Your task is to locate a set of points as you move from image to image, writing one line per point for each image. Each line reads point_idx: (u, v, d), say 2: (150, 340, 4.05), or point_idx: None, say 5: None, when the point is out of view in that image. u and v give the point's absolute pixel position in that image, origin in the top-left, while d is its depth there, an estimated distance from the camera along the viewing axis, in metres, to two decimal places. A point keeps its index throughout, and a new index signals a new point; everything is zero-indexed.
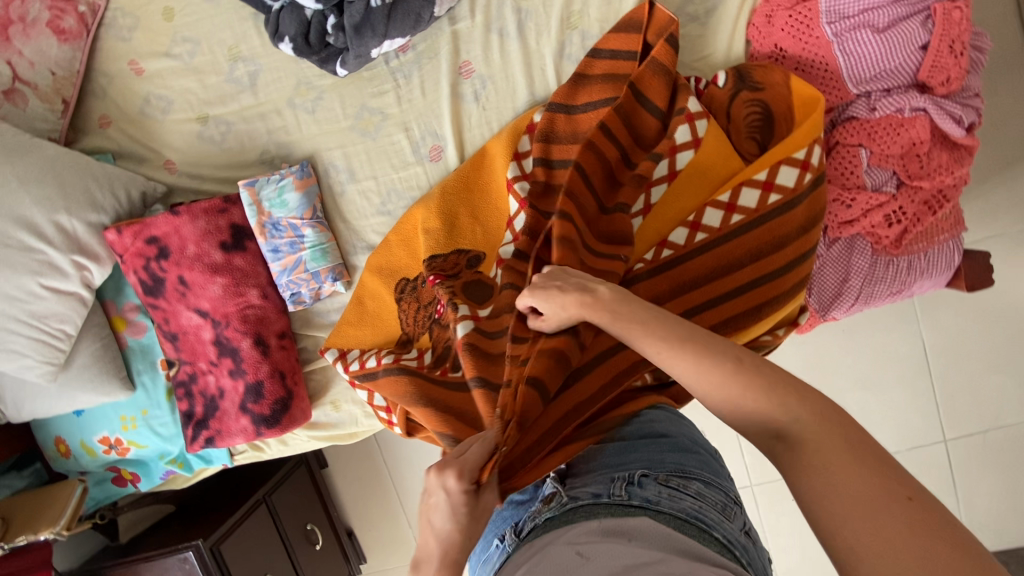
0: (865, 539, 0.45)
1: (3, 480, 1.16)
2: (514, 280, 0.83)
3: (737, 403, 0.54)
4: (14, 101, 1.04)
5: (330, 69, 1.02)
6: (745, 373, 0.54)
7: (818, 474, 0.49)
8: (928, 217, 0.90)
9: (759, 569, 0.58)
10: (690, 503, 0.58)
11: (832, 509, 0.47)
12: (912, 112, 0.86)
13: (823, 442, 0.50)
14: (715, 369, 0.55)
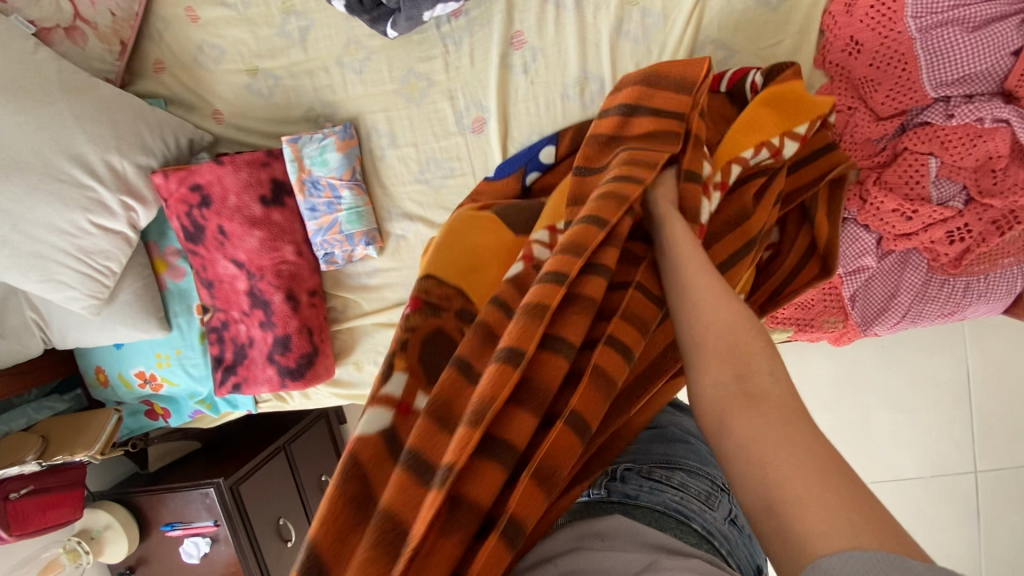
0: (802, 486, 0.36)
1: (48, 401, 1.25)
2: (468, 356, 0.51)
3: (725, 334, 0.48)
4: (74, 40, 1.05)
5: (380, 29, 0.98)
6: (746, 312, 0.49)
7: (766, 420, 0.41)
8: (996, 238, 0.83)
9: (744, 560, 0.57)
10: (670, 495, 0.58)
11: (773, 452, 0.39)
12: (993, 123, 0.79)
13: (789, 395, 0.43)
14: (721, 300, 0.50)
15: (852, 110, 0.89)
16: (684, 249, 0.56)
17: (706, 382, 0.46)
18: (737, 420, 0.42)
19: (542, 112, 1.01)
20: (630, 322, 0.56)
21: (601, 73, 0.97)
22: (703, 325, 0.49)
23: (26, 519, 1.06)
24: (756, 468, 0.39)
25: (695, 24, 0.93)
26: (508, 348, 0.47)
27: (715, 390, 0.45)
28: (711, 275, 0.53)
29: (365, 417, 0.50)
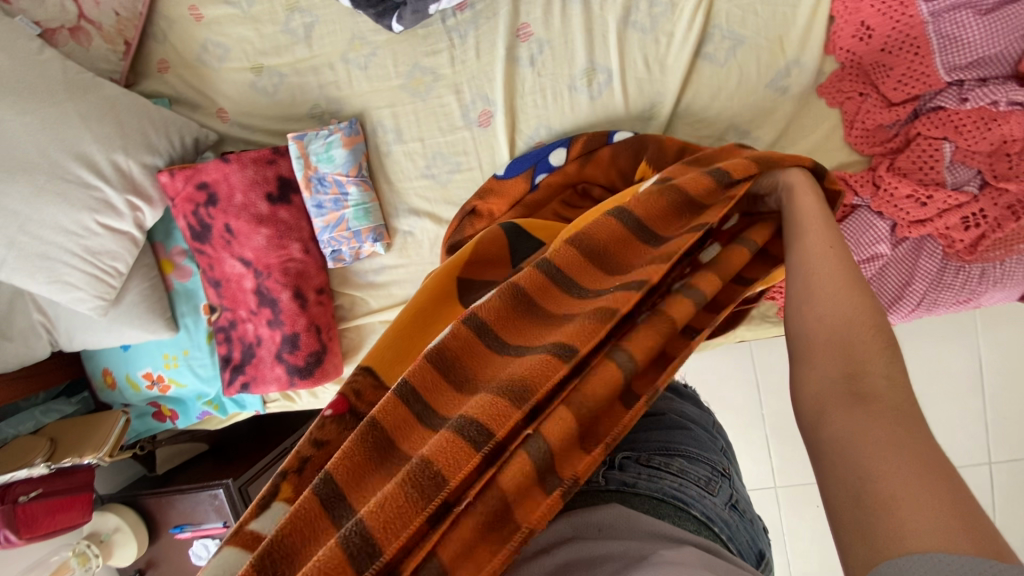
0: (887, 473, 0.37)
1: (56, 404, 1.25)
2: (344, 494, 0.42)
3: (840, 334, 0.48)
4: (79, 40, 1.06)
5: (385, 24, 0.97)
6: (872, 316, 0.49)
7: (865, 414, 0.42)
8: (1011, 223, 0.82)
9: (744, 543, 0.58)
10: (669, 482, 0.57)
11: (867, 439, 0.40)
12: (1009, 105, 0.78)
13: (903, 398, 0.42)
14: (845, 300, 0.50)
15: (862, 97, 0.88)
16: (814, 232, 0.56)
17: (813, 371, 0.48)
18: (837, 409, 0.43)
19: (549, 104, 1.00)
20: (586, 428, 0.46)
21: (608, 64, 0.96)
22: (818, 323, 0.50)
23: (35, 522, 1.06)
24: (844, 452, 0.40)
25: (704, 10, 0.91)
26: (327, 474, 0.43)
27: (821, 382, 0.46)
28: (839, 273, 0.52)
29: (216, 558, 0.43)
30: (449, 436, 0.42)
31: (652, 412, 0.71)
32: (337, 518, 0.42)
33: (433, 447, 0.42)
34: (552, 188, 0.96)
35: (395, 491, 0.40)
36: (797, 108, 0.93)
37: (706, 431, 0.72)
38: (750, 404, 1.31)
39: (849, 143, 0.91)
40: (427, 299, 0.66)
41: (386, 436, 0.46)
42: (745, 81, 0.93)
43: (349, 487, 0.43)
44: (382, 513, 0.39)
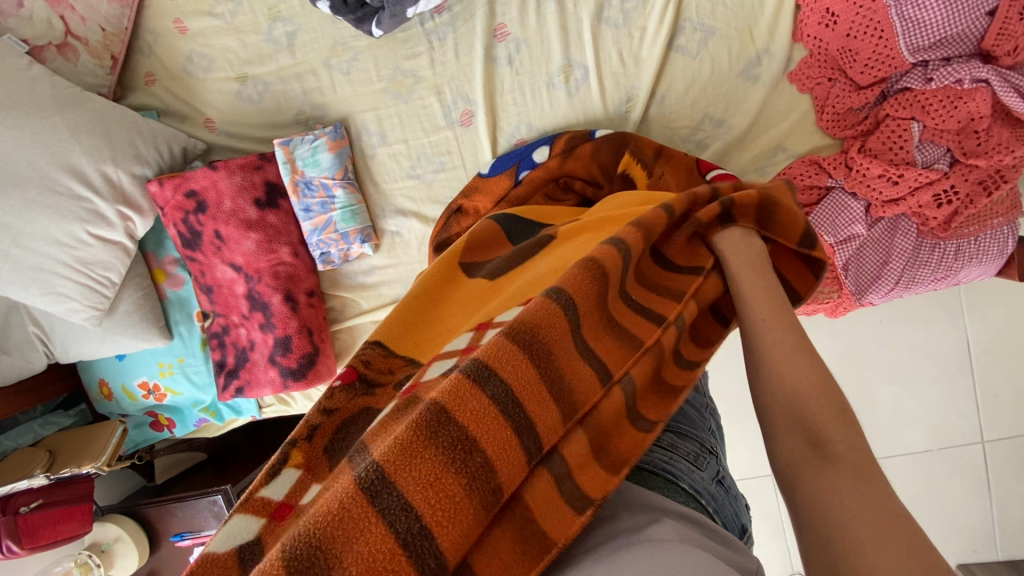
0: (861, 543, 0.37)
1: (54, 416, 1.26)
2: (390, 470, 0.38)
3: (799, 399, 0.47)
4: (66, 56, 1.08)
5: (365, 29, 0.99)
6: (829, 379, 0.48)
7: (830, 477, 0.42)
8: (983, 199, 0.84)
9: (729, 516, 0.59)
10: (659, 455, 0.58)
11: (837, 509, 0.39)
12: (973, 83, 0.80)
13: (867, 460, 0.42)
14: (801, 364, 0.50)
15: (832, 81, 0.91)
16: (750, 276, 0.57)
17: (777, 442, 0.47)
18: (809, 480, 0.42)
19: (528, 101, 1.03)
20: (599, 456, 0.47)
21: (584, 61, 0.99)
22: (781, 389, 0.49)
23: (36, 532, 1.07)
24: (819, 524, 0.40)
25: (675, 4, 0.94)
26: (376, 462, 0.38)
27: (789, 455, 0.45)
28: (792, 334, 0.52)
29: (227, 525, 0.42)
30: (506, 435, 0.41)
31: None
32: (376, 497, 0.37)
33: (495, 448, 0.40)
34: (534, 183, 0.97)
35: (459, 498, 0.38)
36: (770, 96, 0.95)
37: (697, 411, 0.73)
38: (742, 391, 1.32)
39: (821, 128, 0.94)
40: (430, 284, 0.67)
41: (439, 414, 0.40)
42: (717, 71, 0.95)
43: (400, 476, 0.38)
44: (455, 527, 0.38)
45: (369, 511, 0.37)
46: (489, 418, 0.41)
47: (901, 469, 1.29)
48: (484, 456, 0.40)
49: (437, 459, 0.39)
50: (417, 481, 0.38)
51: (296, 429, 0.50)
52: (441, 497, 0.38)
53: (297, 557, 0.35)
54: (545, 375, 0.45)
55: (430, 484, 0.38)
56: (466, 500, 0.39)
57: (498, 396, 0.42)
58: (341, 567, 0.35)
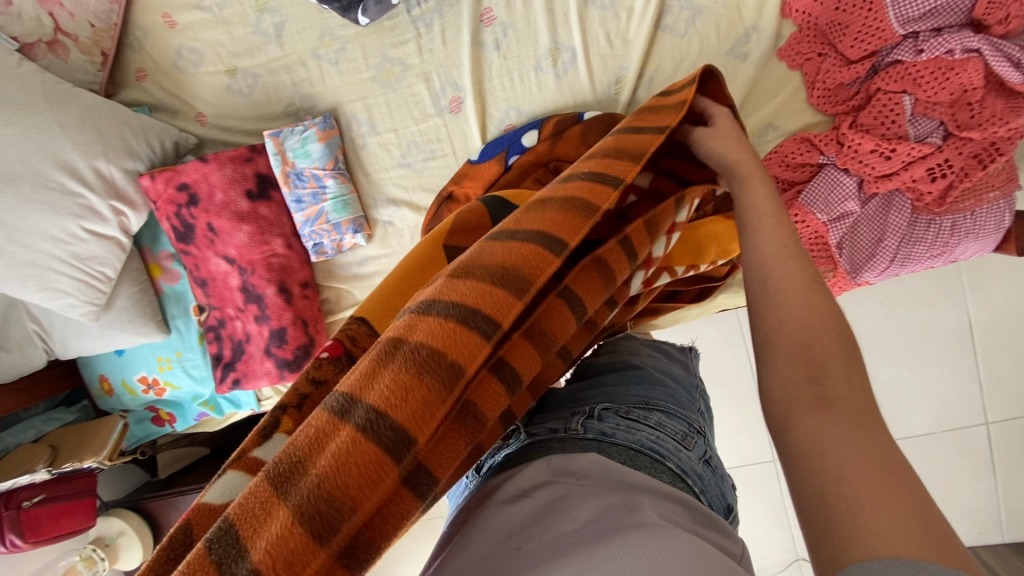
0: (861, 491, 0.36)
1: (56, 413, 1.27)
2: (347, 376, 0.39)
3: (809, 338, 0.47)
4: (57, 53, 1.09)
5: (352, 17, 0.99)
6: (839, 321, 0.48)
7: (820, 415, 0.41)
8: (977, 172, 0.83)
9: (715, 496, 0.59)
10: (647, 434, 0.58)
11: (833, 455, 0.38)
12: (964, 53, 0.79)
13: (866, 404, 0.42)
14: (805, 302, 0.50)
15: (822, 56, 0.90)
16: (762, 204, 0.60)
17: (778, 375, 0.46)
18: (803, 420, 0.42)
19: (517, 86, 1.02)
20: (536, 340, 0.46)
21: (572, 43, 0.98)
22: (781, 322, 0.49)
23: (39, 527, 1.08)
24: (809, 462, 0.39)
25: None
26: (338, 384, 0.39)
27: (786, 388, 0.45)
28: (805, 284, 0.51)
29: (220, 481, 0.44)
30: (449, 327, 0.39)
31: (632, 366, 0.72)
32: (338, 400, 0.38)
33: (436, 337, 0.39)
34: (524, 168, 0.97)
35: (412, 381, 0.37)
36: (759, 73, 0.95)
37: (685, 391, 0.73)
38: (741, 376, 1.31)
39: (813, 104, 0.93)
40: (414, 265, 0.67)
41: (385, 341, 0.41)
42: (706, 49, 0.94)
43: (348, 382, 0.38)
44: (406, 401, 0.36)
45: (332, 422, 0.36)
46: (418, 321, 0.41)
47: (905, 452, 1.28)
48: (429, 348, 0.38)
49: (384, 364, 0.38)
50: (370, 386, 0.37)
51: (286, 397, 0.51)
52: (393, 386, 0.37)
53: (276, 469, 0.35)
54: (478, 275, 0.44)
55: (383, 384, 0.37)
56: (418, 383, 0.37)
57: (443, 310, 0.41)
58: (306, 467, 0.34)
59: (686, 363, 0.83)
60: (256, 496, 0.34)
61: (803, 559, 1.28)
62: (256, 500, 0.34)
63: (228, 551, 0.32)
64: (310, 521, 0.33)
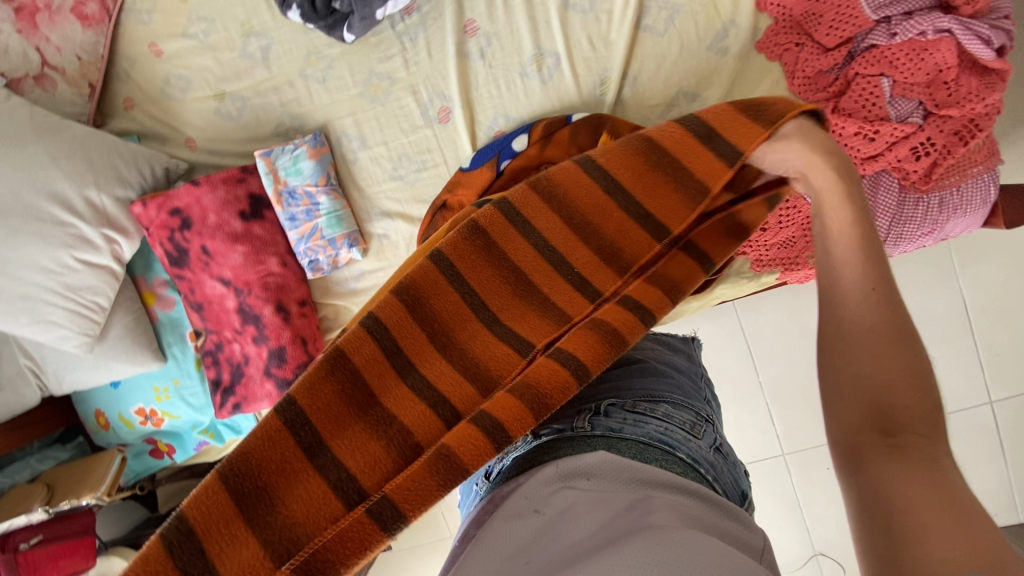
0: (929, 522, 0.37)
1: (51, 451, 1.25)
2: (309, 406, 0.47)
3: (881, 391, 0.45)
4: (44, 86, 1.10)
5: (337, 35, 1.02)
6: (907, 363, 0.46)
7: (883, 462, 0.42)
8: (960, 148, 0.85)
9: (729, 484, 0.58)
10: (655, 426, 0.57)
11: (901, 494, 0.39)
12: (936, 34, 0.82)
13: (937, 451, 0.42)
14: (887, 358, 0.46)
15: (799, 46, 0.92)
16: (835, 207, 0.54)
17: (839, 416, 0.46)
18: (874, 465, 0.42)
19: (504, 93, 1.04)
20: (522, 393, 0.48)
21: (555, 48, 1.00)
22: (853, 374, 0.47)
23: (37, 568, 1.05)
24: (879, 500, 0.40)
25: None
26: (297, 407, 0.47)
27: (852, 434, 0.45)
28: (880, 318, 0.48)
29: None
30: (423, 408, 0.49)
31: (634, 360, 0.71)
32: (302, 439, 0.46)
33: (410, 416, 0.49)
34: (516, 173, 0.97)
35: (381, 455, 0.46)
36: (739, 66, 0.97)
37: (690, 381, 0.73)
38: (745, 372, 1.31)
39: (793, 92, 0.94)
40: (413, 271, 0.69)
41: (366, 393, 0.50)
42: (686, 47, 0.97)
43: (318, 417, 0.47)
44: (373, 473, 0.45)
45: (303, 464, 0.45)
46: (406, 400, 0.50)
47: None
48: (400, 424, 0.48)
49: (363, 431, 0.48)
50: (346, 445, 0.47)
51: None
52: (365, 455, 0.46)
53: (232, 480, 0.44)
54: (457, 359, 0.54)
55: (357, 447, 0.47)
56: (387, 455, 0.47)
57: (418, 384, 0.51)
58: (278, 505, 0.44)
59: (688, 353, 0.82)
60: (215, 505, 0.43)
61: (821, 554, 1.27)
62: (216, 510, 0.43)
63: (190, 545, 0.42)
64: (274, 554, 0.42)
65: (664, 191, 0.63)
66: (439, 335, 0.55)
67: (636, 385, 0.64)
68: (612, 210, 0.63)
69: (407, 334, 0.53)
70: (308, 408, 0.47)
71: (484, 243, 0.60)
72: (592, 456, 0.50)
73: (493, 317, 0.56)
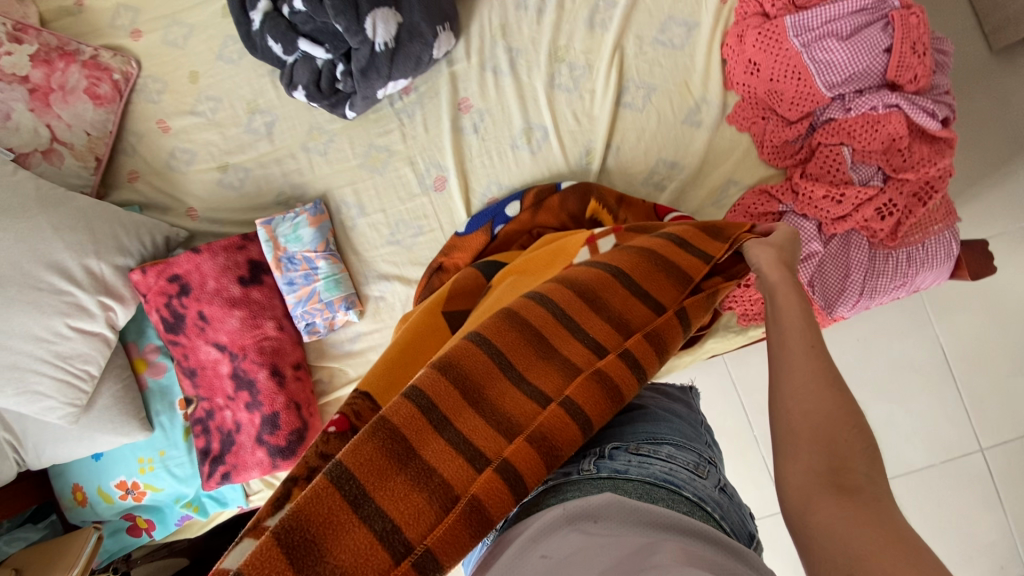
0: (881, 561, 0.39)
1: (21, 531, 1.18)
2: (351, 462, 0.48)
3: (827, 430, 0.49)
4: (51, 160, 1.13)
5: (339, 113, 1.10)
6: (846, 410, 0.50)
7: (826, 506, 0.44)
8: (919, 208, 0.93)
9: (737, 523, 0.59)
10: (659, 467, 0.58)
11: (854, 535, 0.41)
12: (887, 108, 0.92)
13: (882, 495, 0.45)
14: (828, 401, 0.51)
15: (765, 120, 1.01)
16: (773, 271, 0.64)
17: (795, 461, 0.49)
18: (821, 506, 0.44)
19: (496, 163, 1.10)
20: (538, 444, 0.52)
21: (543, 122, 1.09)
22: (802, 414, 0.51)
23: None
24: (829, 543, 0.42)
25: (617, 67, 1.06)
26: (341, 463, 0.48)
27: (804, 476, 0.47)
28: (812, 358, 0.54)
29: (238, 548, 0.49)
30: (461, 462, 0.49)
31: (637, 408, 0.72)
32: (348, 494, 0.46)
33: (448, 468, 0.49)
34: (510, 236, 1.03)
35: (417, 499, 0.47)
36: (714, 137, 1.05)
37: (692, 426, 0.74)
38: (740, 427, 1.32)
39: (764, 160, 1.03)
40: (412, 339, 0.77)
41: (407, 445, 0.50)
42: (663, 120, 1.05)
43: (360, 470, 0.47)
44: (409, 515, 0.46)
45: (350, 514, 0.46)
46: (447, 456, 0.50)
47: (910, 489, 1.27)
48: (442, 476, 0.48)
49: (405, 483, 0.48)
50: (390, 496, 0.47)
51: (296, 469, 0.55)
52: (406, 503, 0.47)
53: (285, 535, 0.44)
54: (489, 415, 0.53)
55: (401, 498, 0.47)
56: (426, 503, 0.47)
57: (454, 437, 0.51)
58: (328, 556, 0.44)
59: (687, 401, 0.83)
60: (268, 560, 0.43)
61: None
62: (270, 564, 0.43)
63: None
64: None
65: (658, 281, 0.66)
66: (471, 391, 0.54)
67: (639, 428, 0.65)
68: (616, 288, 0.64)
69: (442, 392, 0.53)
70: (346, 463, 0.48)
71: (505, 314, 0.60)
72: (602, 498, 0.51)
73: (521, 375, 0.56)
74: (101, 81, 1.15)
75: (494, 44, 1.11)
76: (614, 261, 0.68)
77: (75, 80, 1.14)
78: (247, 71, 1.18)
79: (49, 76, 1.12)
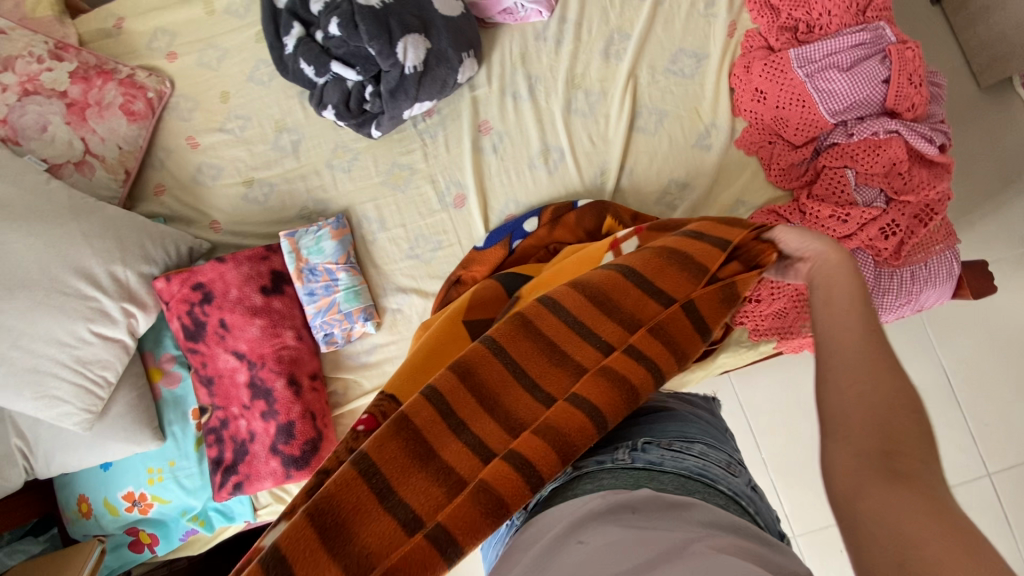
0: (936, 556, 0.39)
1: (21, 544, 1.15)
2: (377, 455, 0.52)
3: (882, 417, 0.48)
4: (83, 171, 1.17)
5: (365, 132, 1.15)
6: (902, 393, 0.49)
7: (877, 496, 0.44)
8: (921, 229, 0.97)
9: (768, 517, 0.62)
10: (693, 462, 0.61)
11: (907, 525, 0.41)
12: (887, 134, 0.97)
13: (935, 482, 0.45)
14: (884, 384, 0.50)
15: (772, 144, 1.07)
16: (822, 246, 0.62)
17: (846, 444, 0.48)
18: (871, 494, 0.44)
19: (514, 182, 1.15)
20: (545, 434, 0.56)
21: (560, 144, 1.14)
22: (852, 399, 0.50)
23: None
24: (878, 533, 0.42)
25: (631, 94, 1.12)
26: (366, 454, 0.52)
27: (852, 461, 0.47)
28: (865, 341, 0.53)
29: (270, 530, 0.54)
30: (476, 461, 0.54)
31: (664, 407, 0.74)
32: (374, 484, 0.51)
33: (464, 466, 0.53)
34: (528, 251, 1.06)
35: (434, 491, 0.52)
36: (723, 160, 1.10)
37: (718, 431, 0.76)
38: (748, 449, 1.32)
39: (771, 181, 1.07)
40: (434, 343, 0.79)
41: (424, 446, 0.54)
42: (675, 144, 1.11)
43: (385, 463, 0.52)
44: (428, 504, 0.51)
45: (375, 503, 0.50)
46: (464, 455, 0.54)
47: None
48: (458, 475, 0.53)
49: (425, 478, 0.52)
50: (411, 487, 0.52)
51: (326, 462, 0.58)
52: (425, 495, 0.51)
53: (317, 517, 0.48)
54: (502, 420, 0.57)
55: (421, 492, 0.51)
56: (442, 492, 0.52)
57: (471, 442, 0.55)
58: (354, 539, 0.49)
59: (710, 409, 0.85)
60: (302, 537, 0.48)
61: None
62: (303, 542, 0.47)
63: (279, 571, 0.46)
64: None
65: (671, 274, 0.67)
66: (486, 399, 0.58)
67: (669, 426, 0.67)
68: (628, 289, 0.65)
69: (460, 400, 0.57)
70: (370, 453, 0.52)
71: (521, 323, 0.62)
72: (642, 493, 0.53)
73: (533, 383, 0.59)
74: (136, 98, 1.20)
75: (515, 72, 1.17)
76: (628, 259, 0.69)
77: (111, 97, 1.19)
78: (277, 92, 1.24)
79: (87, 92, 1.17)
